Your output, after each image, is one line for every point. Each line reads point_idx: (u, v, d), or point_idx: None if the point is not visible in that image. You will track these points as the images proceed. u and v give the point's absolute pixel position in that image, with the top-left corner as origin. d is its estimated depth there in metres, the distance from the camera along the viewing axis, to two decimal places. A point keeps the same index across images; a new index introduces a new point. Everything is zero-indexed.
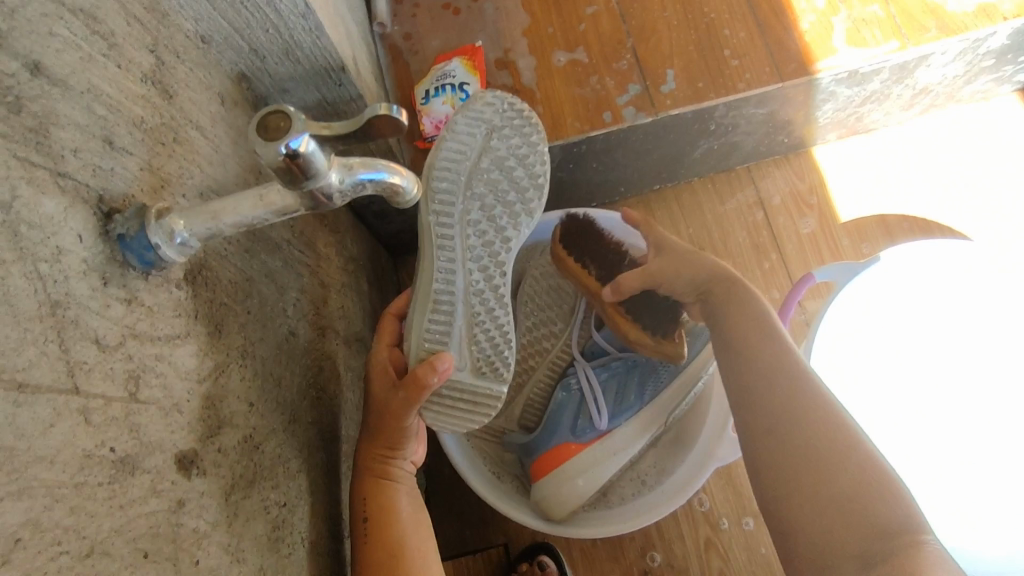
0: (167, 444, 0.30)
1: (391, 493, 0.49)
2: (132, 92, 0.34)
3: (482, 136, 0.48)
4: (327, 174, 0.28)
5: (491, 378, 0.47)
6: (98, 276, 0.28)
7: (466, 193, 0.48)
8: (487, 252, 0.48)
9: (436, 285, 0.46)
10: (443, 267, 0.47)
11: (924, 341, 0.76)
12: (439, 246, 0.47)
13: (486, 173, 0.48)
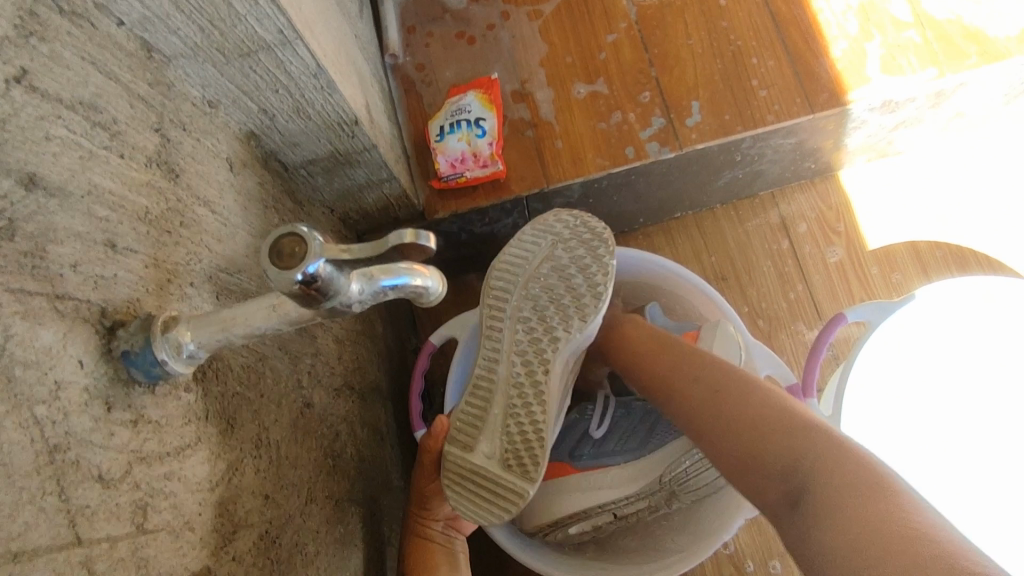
0: (178, 570, 0.28)
1: (425, 551, 0.54)
2: (136, 182, 0.32)
3: (547, 245, 0.54)
4: (347, 290, 0.26)
5: (516, 475, 0.49)
6: (101, 402, 0.26)
7: (523, 291, 0.53)
8: (533, 348, 0.51)
9: (477, 370, 0.52)
10: (488, 355, 0.52)
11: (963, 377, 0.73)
12: (486, 336, 0.52)
13: (543, 278, 0.53)
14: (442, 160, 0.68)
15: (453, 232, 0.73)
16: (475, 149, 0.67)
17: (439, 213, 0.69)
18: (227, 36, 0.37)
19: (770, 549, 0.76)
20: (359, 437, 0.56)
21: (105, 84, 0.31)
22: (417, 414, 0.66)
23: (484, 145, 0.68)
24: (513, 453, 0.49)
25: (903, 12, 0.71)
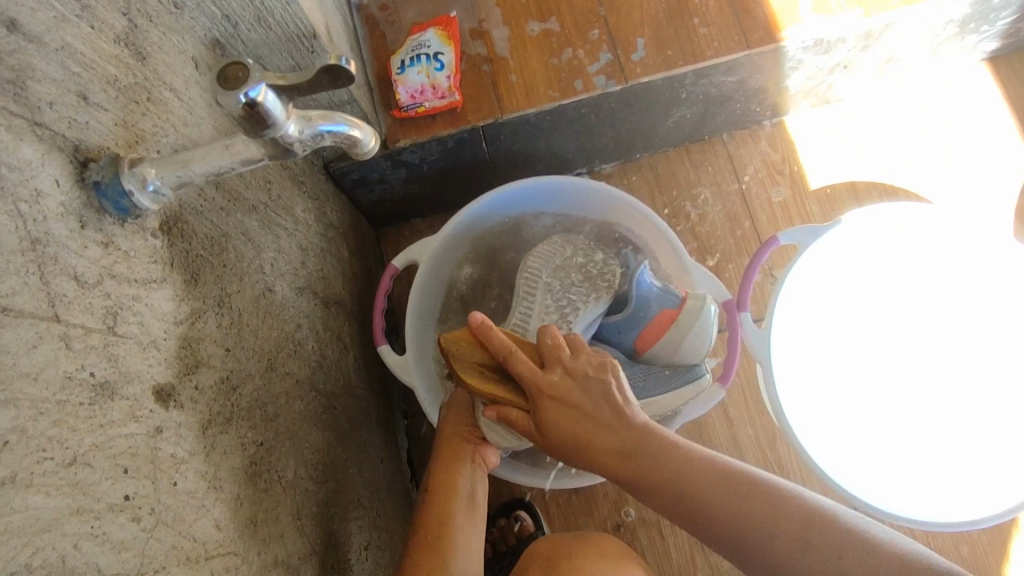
0: (146, 376, 0.33)
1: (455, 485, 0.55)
2: (106, 52, 0.36)
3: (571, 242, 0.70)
4: (285, 124, 0.31)
5: None
6: (75, 219, 0.30)
7: (551, 274, 0.67)
8: (559, 316, 0.65)
9: None
10: (518, 321, 0.66)
11: (881, 298, 0.79)
12: (520, 304, 0.66)
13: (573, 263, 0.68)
14: (402, 91, 0.72)
15: (415, 163, 0.77)
16: (434, 81, 0.72)
17: (400, 141, 0.73)
18: None
19: None
20: (322, 338, 0.61)
21: None
22: (379, 329, 0.71)
23: (443, 78, 0.72)
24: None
25: None
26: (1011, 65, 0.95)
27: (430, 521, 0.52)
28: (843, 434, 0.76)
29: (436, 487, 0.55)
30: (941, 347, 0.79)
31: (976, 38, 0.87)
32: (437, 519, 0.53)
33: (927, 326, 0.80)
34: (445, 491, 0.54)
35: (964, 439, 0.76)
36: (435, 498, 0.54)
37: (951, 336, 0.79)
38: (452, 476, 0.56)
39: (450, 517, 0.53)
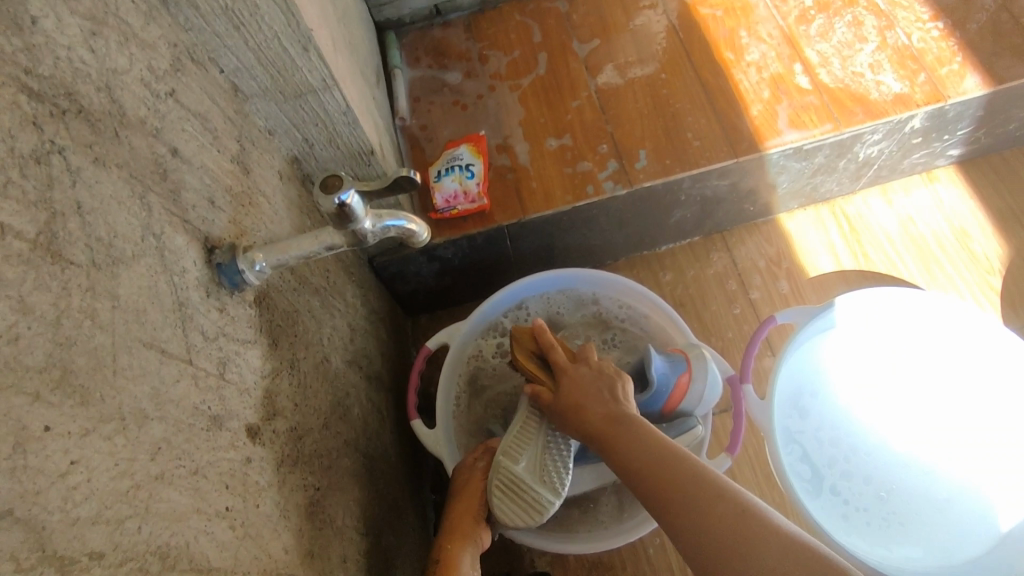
0: (242, 415, 0.41)
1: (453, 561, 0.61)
2: (225, 169, 0.48)
3: None
4: (363, 220, 0.41)
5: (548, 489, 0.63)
6: (204, 289, 0.40)
7: None
8: None
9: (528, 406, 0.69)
10: None
11: (871, 379, 0.85)
12: None
13: None
14: (438, 196, 0.84)
15: (447, 257, 0.88)
16: (465, 188, 0.83)
17: (435, 237, 0.85)
18: (288, 81, 0.54)
19: None
20: (365, 405, 0.69)
21: (210, 103, 0.47)
22: (413, 403, 0.78)
23: (473, 184, 0.83)
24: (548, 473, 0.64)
25: (804, 81, 0.90)
26: (980, 166, 1.06)
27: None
28: (854, 501, 0.80)
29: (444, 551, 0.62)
30: (949, 408, 0.83)
31: (940, 145, 0.98)
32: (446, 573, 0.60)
33: (927, 387, 0.85)
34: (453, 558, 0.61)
35: (965, 513, 0.78)
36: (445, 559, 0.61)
37: (937, 408, 0.84)
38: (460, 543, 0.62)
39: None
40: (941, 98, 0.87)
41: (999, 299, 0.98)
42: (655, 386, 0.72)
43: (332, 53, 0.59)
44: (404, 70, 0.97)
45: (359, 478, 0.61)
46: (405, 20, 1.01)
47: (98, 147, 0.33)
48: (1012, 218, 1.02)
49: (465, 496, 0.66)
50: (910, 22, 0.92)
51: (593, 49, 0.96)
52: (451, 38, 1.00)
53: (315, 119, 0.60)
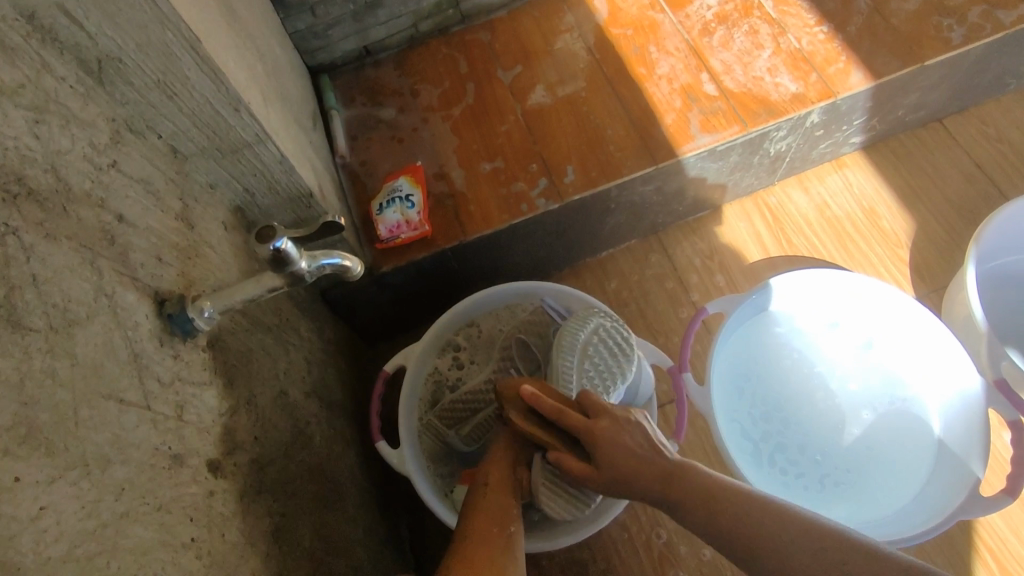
0: (202, 452, 0.45)
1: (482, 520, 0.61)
2: (171, 227, 0.51)
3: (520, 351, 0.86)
4: (298, 261, 0.46)
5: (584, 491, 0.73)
6: (158, 339, 0.44)
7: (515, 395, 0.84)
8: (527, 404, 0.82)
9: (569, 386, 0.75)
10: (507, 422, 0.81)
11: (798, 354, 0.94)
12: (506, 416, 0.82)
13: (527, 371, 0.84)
14: (382, 227, 0.88)
15: (396, 283, 0.93)
16: (407, 218, 0.88)
17: (382, 265, 0.89)
18: (222, 138, 0.58)
19: (689, 525, 0.91)
20: (327, 433, 0.72)
21: (152, 169, 0.51)
22: (376, 426, 0.82)
23: (414, 214, 0.88)
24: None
25: (711, 89, 0.98)
26: (882, 151, 1.15)
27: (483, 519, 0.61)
28: (793, 469, 0.88)
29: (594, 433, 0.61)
30: (872, 368, 0.92)
31: (843, 134, 1.07)
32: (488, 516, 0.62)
33: (857, 357, 0.92)
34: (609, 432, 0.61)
35: (894, 463, 0.87)
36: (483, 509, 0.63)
37: (863, 371, 0.92)
38: (610, 416, 0.62)
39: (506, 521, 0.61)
40: (831, 95, 0.96)
41: (908, 271, 1.07)
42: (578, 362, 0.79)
43: (264, 108, 0.63)
44: (341, 110, 1.02)
45: (324, 501, 0.64)
46: (338, 62, 1.05)
47: (50, 223, 0.37)
48: (913, 194, 1.12)
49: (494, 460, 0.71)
50: (799, 27, 1.01)
51: (517, 75, 1.02)
52: (384, 76, 1.05)
53: (253, 170, 0.64)
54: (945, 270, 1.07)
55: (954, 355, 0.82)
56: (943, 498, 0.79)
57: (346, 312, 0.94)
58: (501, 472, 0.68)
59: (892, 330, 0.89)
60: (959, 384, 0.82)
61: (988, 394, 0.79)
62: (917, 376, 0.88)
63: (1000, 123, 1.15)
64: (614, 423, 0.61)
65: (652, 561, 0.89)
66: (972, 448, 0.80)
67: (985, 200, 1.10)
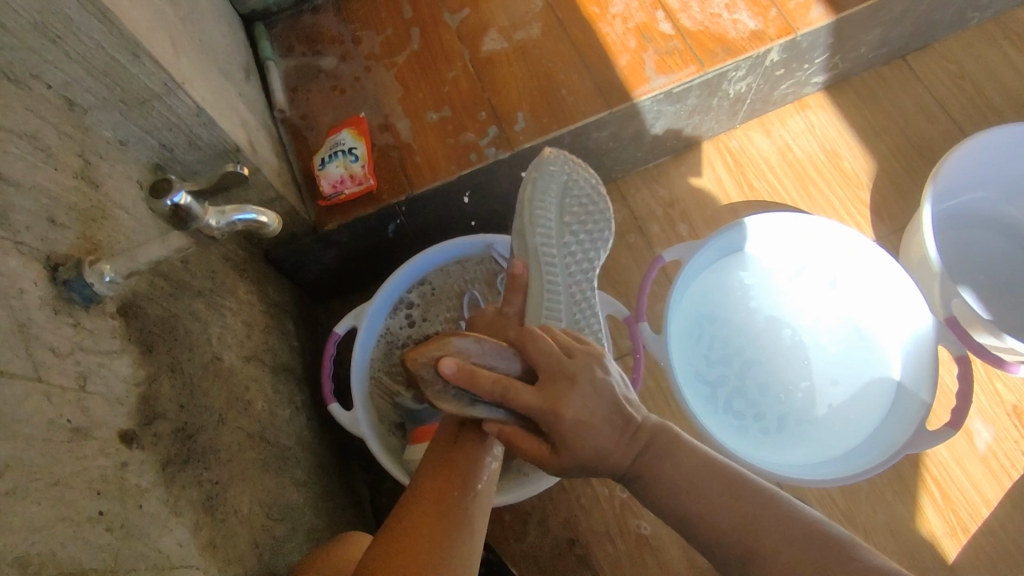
0: (112, 423, 0.42)
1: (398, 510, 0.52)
2: (67, 185, 0.47)
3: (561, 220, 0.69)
4: (204, 216, 0.44)
5: None
6: (50, 307, 0.40)
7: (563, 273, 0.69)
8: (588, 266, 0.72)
9: (537, 241, 0.67)
10: (549, 279, 0.68)
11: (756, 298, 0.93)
12: (545, 264, 0.68)
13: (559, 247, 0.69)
14: (324, 183, 0.84)
15: (344, 241, 0.89)
16: (350, 171, 0.83)
17: (328, 224, 0.85)
18: (124, 87, 0.53)
19: None
20: (272, 398, 0.70)
21: (39, 122, 0.46)
22: (328, 389, 0.80)
23: (358, 167, 0.84)
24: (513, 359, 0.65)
25: (667, 28, 0.94)
26: (844, 90, 1.13)
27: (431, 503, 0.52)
28: (749, 413, 0.89)
29: (560, 412, 0.51)
30: (829, 312, 0.91)
31: (803, 74, 1.04)
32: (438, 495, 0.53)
33: (815, 297, 0.92)
34: (576, 408, 0.52)
35: (846, 403, 0.87)
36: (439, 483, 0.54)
37: (820, 314, 0.92)
38: (577, 383, 0.53)
39: (462, 495, 0.53)
40: (790, 31, 0.93)
41: (868, 212, 1.06)
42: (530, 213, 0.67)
43: (174, 55, 0.58)
44: (278, 61, 0.95)
45: (267, 467, 0.62)
46: (271, 9, 0.98)
47: None
48: (873, 134, 1.10)
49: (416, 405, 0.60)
50: None
51: (464, 18, 0.96)
52: (323, 23, 0.98)
53: (167, 124, 0.59)
54: (903, 211, 1.06)
55: (907, 294, 0.82)
56: (894, 434, 0.80)
57: (295, 274, 0.91)
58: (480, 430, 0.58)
59: (847, 270, 0.89)
60: (912, 321, 0.82)
61: (940, 330, 0.79)
62: (870, 317, 0.88)
63: (962, 59, 1.12)
64: (577, 394, 0.52)
65: (616, 510, 0.90)
66: (923, 381, 0.81)
67: (945, 138, 1.09)
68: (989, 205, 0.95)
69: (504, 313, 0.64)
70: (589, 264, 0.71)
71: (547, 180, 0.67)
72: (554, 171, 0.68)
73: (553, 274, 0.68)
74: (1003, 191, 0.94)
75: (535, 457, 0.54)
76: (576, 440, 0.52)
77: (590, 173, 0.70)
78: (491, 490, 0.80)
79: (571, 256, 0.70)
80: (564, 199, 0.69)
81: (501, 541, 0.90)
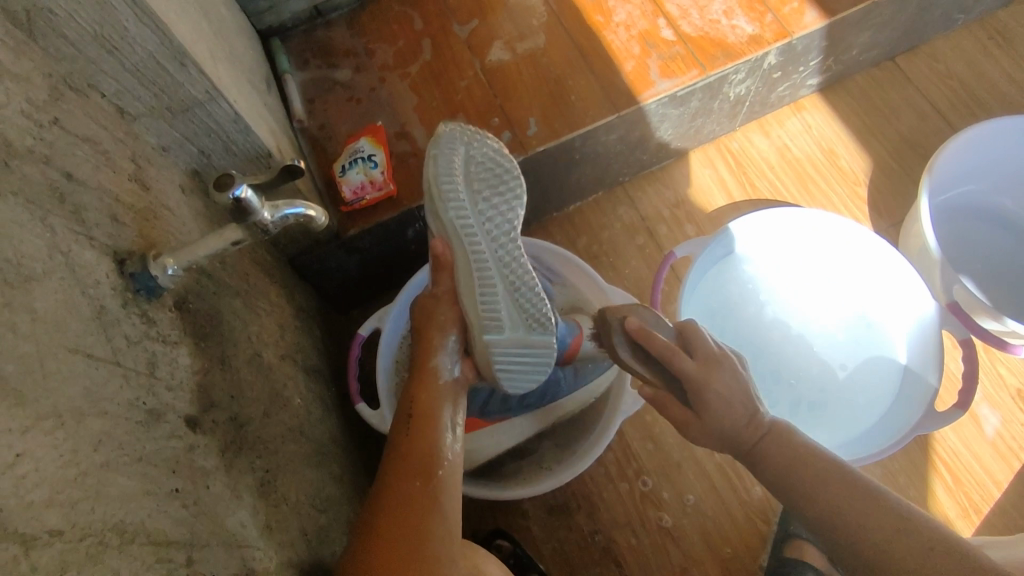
0: (177, 408, 0.44)
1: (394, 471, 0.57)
2: (124, 187, 0.49)
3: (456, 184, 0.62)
4: (260, 209, 0.51)
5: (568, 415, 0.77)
6: (120, 299, 0.43)
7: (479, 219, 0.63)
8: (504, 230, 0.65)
9: (453, 219, 0.62)
10: (478, 270, 0.64)
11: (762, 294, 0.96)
12: (470, 254, 0.63)
13: (479, 204, 0.63)
14: (346, 190, 0.87)
15: (365, 246, 0.92)
16: (371, 177, 0.86)
17: (350, 229, 0.88)
18: (171, 96, 0.56)
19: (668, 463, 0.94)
20: (305, 396, 0.72)
21: (98, 128, 0.49)
22: (355, 389, 0.82)
23: (378, 173, 0.87)
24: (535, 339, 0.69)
25: (668, 34, 0.98)
26: (838, 92, 1.17)
27: (407, 468, 0.57)
28: (762, 404, 0.92)
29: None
30: (834, 304, 0.95)
31: (799, 76, 1.09)
32: (415, 462, 0.57)
33: (820, 290, 0.95)
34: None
35: (855, 392, 0.91)
36: (420, 444, 0.59)
37: (826, 307, 0.95)
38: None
39: (437, 462, 0.58)
40: (786, 35, 0.97)
41: (866, 208, 1.10)
42: (442, 172, 0.61)
43: (213, 65, 0.61)
44: (295, 74, 0.98)
45: (307, 460, 0.64)
46: (287, 24, 1.01)
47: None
48: (868, 132, 1.14)
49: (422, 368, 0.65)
50: None
51: (474, 29, 1.00)
52: (337, 37, 1.01)
53: (207, 130, 0.62)
54: (900, 205, 1.10)
55: (908, 282, 0.85)
56: (901, 418, 0.83)
57: (317, 279, 0.93)
58: (438, 401, 0.63)
59: (848, 263, 0.92)
60: (914, 309, 0.85)
61: (943, 316, 0.82)
62: (873, 307, 0.92)
63: (948, 59, 1.17)
64: (720, 373, 0.62)
65: (636, 502, 0.92)
66: (928, 366, 0.83)
67: (936, 135, 1.13)
68: (984, 197, 0.99)
69: (436, 297, 0.67)
70: (512, 225, 0.65)
71: (447, 156, 0.61)
72: (451, 146, 0.62)
73: (479, 249, 0.64)
74: (999, 183, 0.98)
75: (679, 421, 0.64)
76: (697, 409, 0.62)
77: (491, 142, 0.64)
78: (519, 483, 0.83)
79: (491, 219, 0.64)
80: (469, 167, 0.63)
81: (525, 537, 0.92)
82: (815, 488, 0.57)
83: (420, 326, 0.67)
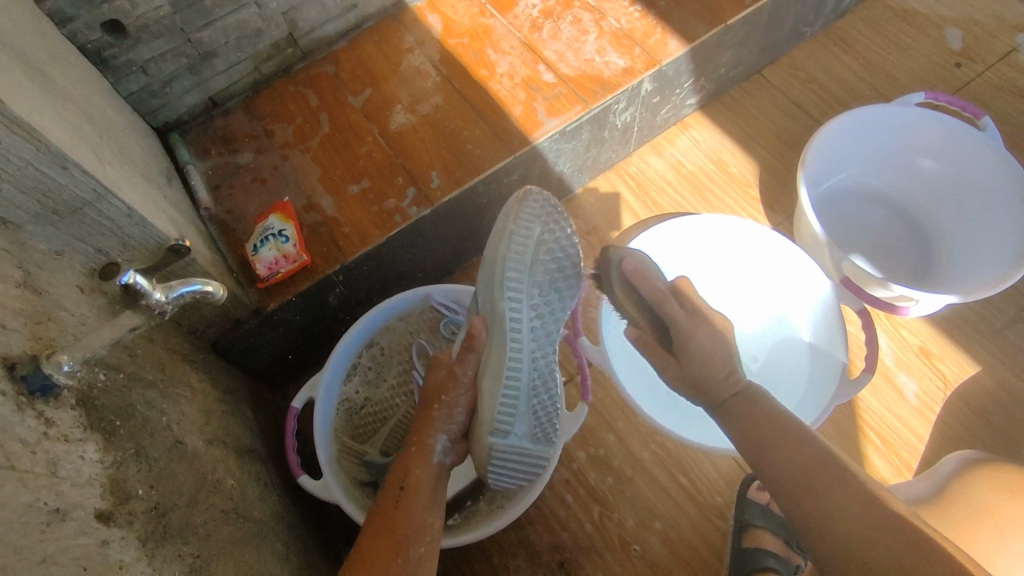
0: (87, 505, 0.44)
1: (374, 541, 0.59)
2: (12, 294, 0.49)
3: (538, 232, 0.68)
4: (150, 291, 0.54)
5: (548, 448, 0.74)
6: (12, 403, 0.42)
7: (530, 282, 0.68)
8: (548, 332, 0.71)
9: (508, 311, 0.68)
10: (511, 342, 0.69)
11: None
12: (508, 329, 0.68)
13: (544, 262, 0.69)
14: (260, 267, 0.88)
15: (286, 318, 0.92)
16: (283, 252, 0.87)
17: (269, 304, 0.88)
18: (56, 200, 0.57)
19: (621, 479, 0.96)
20: (239, 478, 0.71)
21: None
22: (295, 463, 0.81)
23: (290, 247, 0.88)
24: (541, 430, 0.73)
25: (550, 77, 1.05)
26: (717, 107, 1.27)
27: (383, 543, 0.59)
28: None
29: None
30: (745, 300, 1.00)
31: (677, 98, 1.18)
32: (389, 539, 0.60)
33: (731, 288, 1.01)
34: None
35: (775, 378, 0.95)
36: (401, 518, 0.62)
37: (741, 303, 1.01)
38: None
39: (417, 539, 0.61)
40: (656, 63, 1.06)
41: (759, 206, 1.19)
42: (498, 247, 0.67)
43: (99, 165, 0.62)
44: (196, 164, 1.00)
45: (244, 541, 0.63)
46: (183, 119, 1.03)
47: None
48: (748, 140, 1.24)
49: (421, 426, 0.70)
50: (617, 10, 1.11)
51: (367, 98, 1.05)
52: (234, 124, 1.04)
53: (102, 229, 0.62)
54: (789, 199, 1.19)
55: (803, 267, 0.91)
56: (820, 394, 0.88)
57: (242, 361, 0.92)
58: (425, 476, 0.65)
59: (748, 259, 0.98)
60: (813, 289, 0.91)
61: (838, 292, 0.88)
62: (778, 296, 0.98)
63: (805, 66, 1.30)
64: None
65: (596, 523, 0.93)
66: (835, 341, 0.89)
67: (808, 132, 1.24)
68: (857, 180, 1.08)
69: (455, 374, 0.70)
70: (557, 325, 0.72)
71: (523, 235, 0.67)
72: (534, 206, 0.68)
73: (517, 339, 0.69)
74: (868, 166, 1.07)
75: None
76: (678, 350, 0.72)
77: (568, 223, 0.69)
78: (469, 527, 0.82)
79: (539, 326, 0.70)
80: (539, 250, 0.68)
81: None
82: (829, 484, 0.60)
83: (430, 395, 0.71)
